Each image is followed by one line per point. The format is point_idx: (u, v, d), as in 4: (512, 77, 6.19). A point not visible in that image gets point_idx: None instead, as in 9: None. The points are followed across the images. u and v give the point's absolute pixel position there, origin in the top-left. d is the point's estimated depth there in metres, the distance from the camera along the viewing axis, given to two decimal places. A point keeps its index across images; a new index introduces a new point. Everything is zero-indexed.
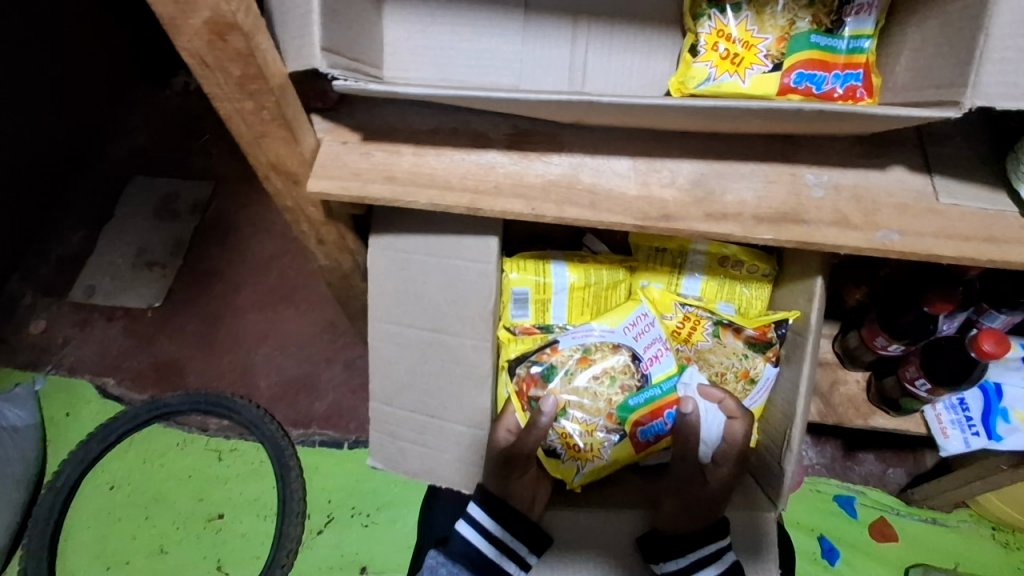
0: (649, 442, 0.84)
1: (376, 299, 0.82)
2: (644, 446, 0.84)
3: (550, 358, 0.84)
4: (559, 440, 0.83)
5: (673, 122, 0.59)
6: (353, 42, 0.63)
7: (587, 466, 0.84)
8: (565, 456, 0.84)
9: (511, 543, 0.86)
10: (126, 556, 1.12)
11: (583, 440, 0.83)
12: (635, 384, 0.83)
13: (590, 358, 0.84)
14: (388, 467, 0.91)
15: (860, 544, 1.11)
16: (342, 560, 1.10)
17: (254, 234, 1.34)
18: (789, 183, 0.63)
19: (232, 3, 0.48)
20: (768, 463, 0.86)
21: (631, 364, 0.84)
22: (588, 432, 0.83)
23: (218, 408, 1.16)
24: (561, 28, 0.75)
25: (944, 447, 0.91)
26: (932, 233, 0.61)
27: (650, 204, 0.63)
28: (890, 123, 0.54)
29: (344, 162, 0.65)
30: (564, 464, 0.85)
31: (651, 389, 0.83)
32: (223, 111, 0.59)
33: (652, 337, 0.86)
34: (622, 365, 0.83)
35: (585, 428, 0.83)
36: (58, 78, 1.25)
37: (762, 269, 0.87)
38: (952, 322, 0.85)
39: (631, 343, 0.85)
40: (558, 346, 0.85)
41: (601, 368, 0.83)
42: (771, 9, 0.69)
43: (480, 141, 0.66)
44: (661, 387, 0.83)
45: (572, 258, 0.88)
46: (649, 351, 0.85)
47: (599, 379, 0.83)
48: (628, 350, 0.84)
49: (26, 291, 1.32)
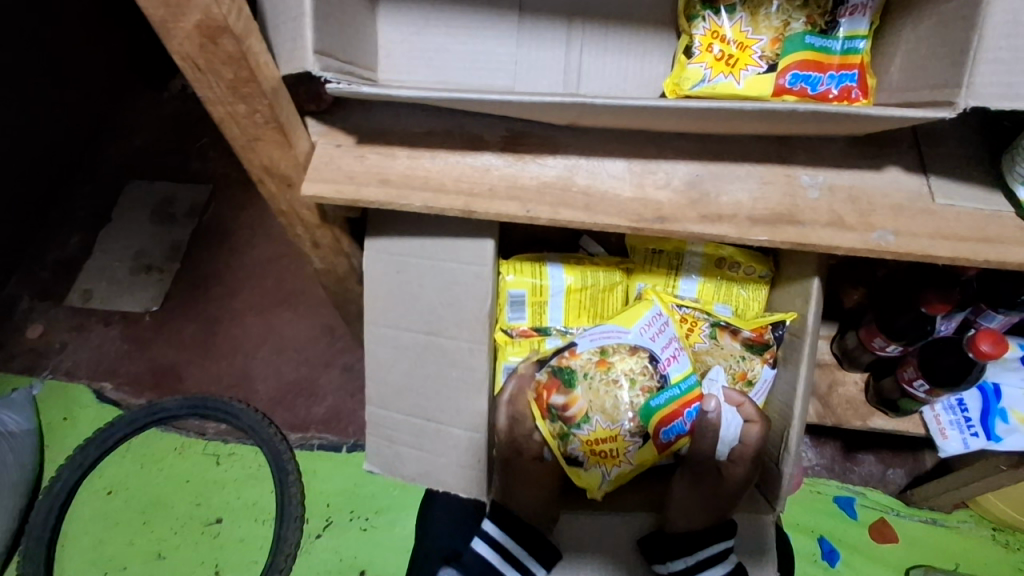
0: (671, 442, 0.81)
1: (372, 303, 0.82)
2: (666, 447, 0.81)
3: (570, 363, 0.81)
4: (581, 448, 0.80)
5: (667, 123, 0.59)
6: (346, 45, 0.63)
7: (612, 472, 0.81)
8: (588, 462, 0.81)
9: (526, 561, 0.87)
10: (123, 562, 1.11)
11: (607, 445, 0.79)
12: (655, 385, 0.80)
13: (608, 361, 0.80)
14: (385, 471, 0.92)
15: (860, 545, 1.11)
16: (341, 564, 1.10)
17: (252, 237, 1.34)
18: (784, 184, 0.63)
19: (223, 5, 0.48)
20: (766, 465, 0.86)
21: (649, 365, 0.80)
22: (611, 437, 0.79)
23: (216, 412, 1.16)
24: (555, 29, 0.75)
25: (942, 448, 0.91)
26: (928, 234, 0.61)
27: (645, 205, 0.63)
28: (884, 123, 0.54)
29: (339, 165, 0.65)
30: (587, 473, 0.82)
31: (670, 389, 0.80)
32: (217, 114, 0.59)
33: (669, 336, 0.82)
34: (642, 366, 0.80)
35: (608, 434, 0.79)
36: (55, 83, 1.25)
37: (759, 270, 0.86)
38: (950, 322, 0.84)
39: (648, 344, 0.81)
40: (575, 350, 0.82)
41: (621, 371, 0.80)
42: (766, 10, 0.68)
43: (475, 143, 0.66)
44: (682, 386, 0.80)
45: (569, 259, 0.88)
46: (667, 352, 0.81)
47: (619, 382, 0.79)
48: (645, 351, 0.81)
49: (23, 295, 1.32)
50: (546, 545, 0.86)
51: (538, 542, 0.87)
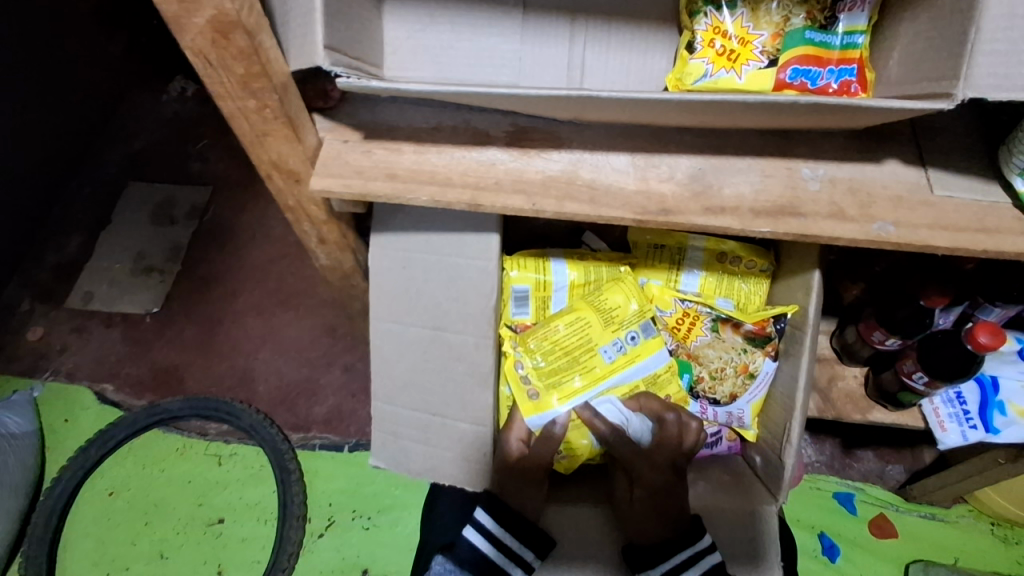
0: (582, 360, 0.84)
1: (377, 299, 0.83)
2: (576, 356, 0.84)
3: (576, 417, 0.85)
4: (531, 381, 0.85)
5: (669, 117, 0.60)
6: (354, 41, 0.63)
7: (537, 394, 0.85)
8: (537, 393, 0.85)
9: (520, 551, 0.85)
10: (125, 562, 1.12)
11: (531, 388, 0.85)
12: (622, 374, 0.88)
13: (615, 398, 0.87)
14: (390, 467, 0.91)
15: (859, 539, 1.12)
16: (343, 563, 1.10)
17: (253, 237, 1.35)
18: (785, 177, 0.64)
19: (236, 1, 0.49)
20: (768, 456, 0.87)
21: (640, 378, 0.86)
22: (548, 373, 0.84)
23: (218, 412, 1.16)
24: (559, 27, 0.76)
25: (942, 441, 0.90)
26: (927, 224, 0.62)
27: (649, 198, 0.64)
28: (885, 116, 0.55)
29: (345, 160, 0.66)
30: (541, 404, 0.84)
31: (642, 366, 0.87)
32: (226, 110, 0.60)
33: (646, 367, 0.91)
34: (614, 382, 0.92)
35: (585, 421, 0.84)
36: (58, 85, 1.26)
37: (760, 264, 0.88)
38: (948, 316, 0.85)
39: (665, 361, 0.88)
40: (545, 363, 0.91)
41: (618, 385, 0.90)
42: (766, 6, 0.70)
43: (481, 138, 0.67)
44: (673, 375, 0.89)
45: (571, 255, 0.90)
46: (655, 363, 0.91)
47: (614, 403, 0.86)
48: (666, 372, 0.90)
49: (23, 298, 1.32)
50: (540, 533, 0.85)
51: (531, 531, 0.85)
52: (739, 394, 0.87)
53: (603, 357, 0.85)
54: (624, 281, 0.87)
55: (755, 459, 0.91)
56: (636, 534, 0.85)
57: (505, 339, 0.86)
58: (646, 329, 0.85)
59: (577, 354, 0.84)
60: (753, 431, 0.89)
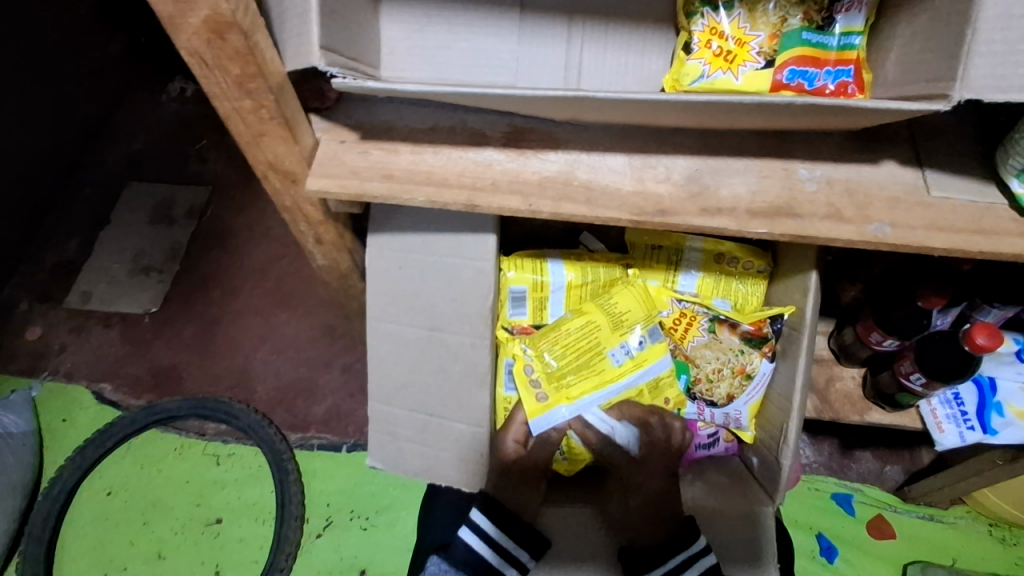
0: (592, 363, 0.85)
1: (374, 299, 0.83)
2: (587, 359, 0.85)
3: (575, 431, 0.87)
4: (541, 384, 0.85)
5: (666, 117, 0.60)
6: (351, 42, 0.63)
7: (545, 396, 0.85)
8: (546, 398, 0.85)
9: (515, 552, 0.86)
10: (123, 562, 1.12)
11: (540, 391, 0.85)
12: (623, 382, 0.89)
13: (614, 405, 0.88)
14: (387, 467, 0.91)
15: (857, 540, 1.12)
16: (341, 563, 1.10)
17: (251, 237, 1.35)
18: (781, 178, 0.64)
19: (231, 2, 0.49)
20: (766, 458, 0.86)
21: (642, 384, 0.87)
22: (558, 376, 0.85)
23: (217, 412, 1.16)
24: (556, 27, 0.76)
25: (939, 442, 0.90)
26: (924, 226, 0.61)
27: (646, 199, 0.63)
28: (881, 117, 0.55)
29: (342, 161, 0.66)
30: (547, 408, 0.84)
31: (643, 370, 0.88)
32: (223, 110, 0.60)
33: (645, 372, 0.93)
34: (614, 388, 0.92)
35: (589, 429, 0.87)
36: (56, 85, 1.26)
37: (757, 265, 0.88)
38: (946, 317, 0.84)
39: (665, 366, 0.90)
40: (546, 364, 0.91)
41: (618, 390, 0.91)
42: (763, 6, 0.70)
43: (477, 139, 0.67)
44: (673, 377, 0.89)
45: (569, 256, 0.90)
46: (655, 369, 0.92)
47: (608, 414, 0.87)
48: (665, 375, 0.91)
49: (21, 297, 1.32)
50: (537, 534, 0.86)
51: (527, 532, 0.86)
52: (736, 395, 0.87)
53: (612, 360, 0.85)
54: (631, 285, 0.88)
55: (752, 461, 0.90)
56: (635, 535, 0.86)
57: (516, 343, 0.87)
58: (653, 334, 0.86)
59: (587, 357, 0.85)
60: (750, 432, 0.89)
